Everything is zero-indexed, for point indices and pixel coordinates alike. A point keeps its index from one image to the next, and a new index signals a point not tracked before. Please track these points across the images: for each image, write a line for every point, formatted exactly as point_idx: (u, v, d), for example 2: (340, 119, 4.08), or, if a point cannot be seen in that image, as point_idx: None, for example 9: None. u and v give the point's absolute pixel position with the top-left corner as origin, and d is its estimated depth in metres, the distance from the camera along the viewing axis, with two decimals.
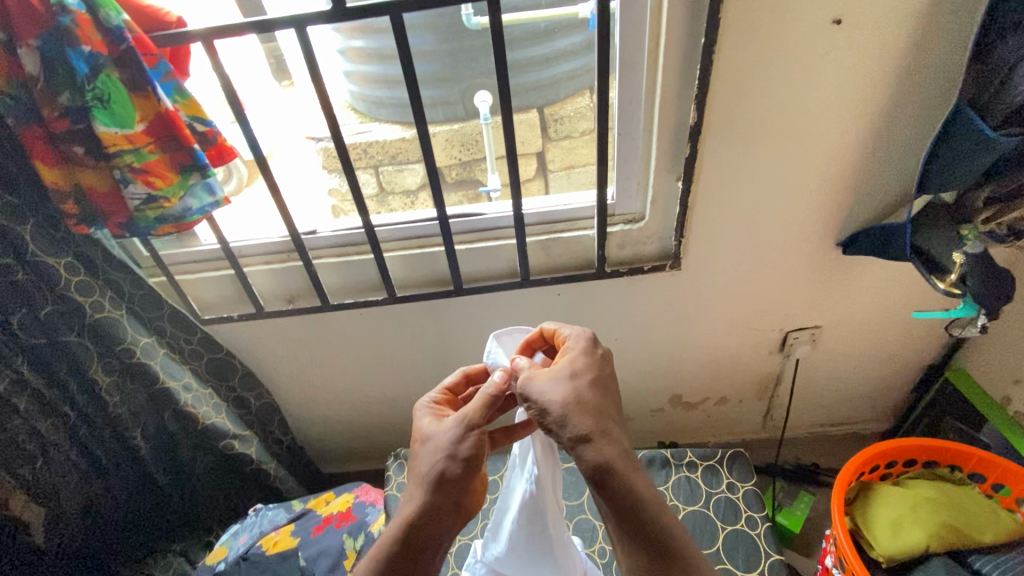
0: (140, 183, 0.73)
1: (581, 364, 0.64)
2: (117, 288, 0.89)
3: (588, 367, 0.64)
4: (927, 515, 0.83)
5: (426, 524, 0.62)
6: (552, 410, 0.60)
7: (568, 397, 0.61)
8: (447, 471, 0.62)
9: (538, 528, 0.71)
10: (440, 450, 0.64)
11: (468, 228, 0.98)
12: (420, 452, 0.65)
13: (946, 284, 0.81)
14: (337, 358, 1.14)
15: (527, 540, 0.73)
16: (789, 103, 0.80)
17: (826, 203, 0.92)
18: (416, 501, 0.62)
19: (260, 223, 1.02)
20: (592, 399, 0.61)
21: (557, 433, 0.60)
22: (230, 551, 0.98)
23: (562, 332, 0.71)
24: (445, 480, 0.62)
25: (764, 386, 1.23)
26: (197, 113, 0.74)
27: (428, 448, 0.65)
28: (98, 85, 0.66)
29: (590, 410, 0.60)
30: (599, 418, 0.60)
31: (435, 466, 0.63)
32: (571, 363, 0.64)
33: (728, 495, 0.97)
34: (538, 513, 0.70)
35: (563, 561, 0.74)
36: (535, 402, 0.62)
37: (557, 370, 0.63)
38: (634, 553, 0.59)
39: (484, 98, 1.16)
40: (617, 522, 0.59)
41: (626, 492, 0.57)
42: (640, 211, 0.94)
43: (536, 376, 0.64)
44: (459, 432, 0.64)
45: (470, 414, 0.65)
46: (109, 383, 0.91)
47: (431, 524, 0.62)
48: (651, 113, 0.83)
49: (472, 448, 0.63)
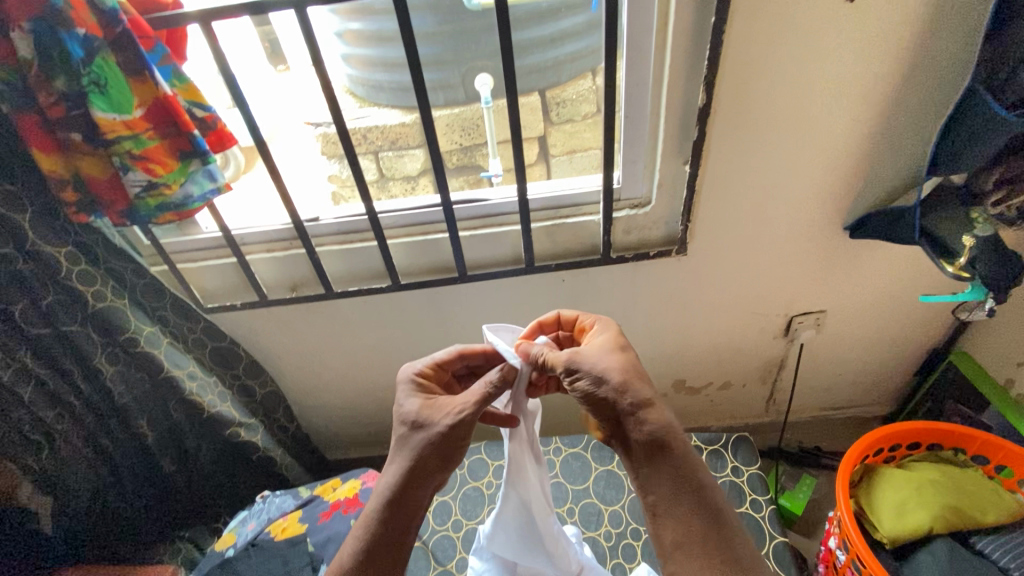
0: (140, 171, 0.71)
1: (616, 339, 0.69)
2: (118, 277, 0.88)
3: (626, 344, 0.69)
4: (931, 497, 0.84)
5: (405, 497, 0.64)
6: (611, 379, 0.63)
7: (620, 368, 0.64)
8: (423, 449, 0.64)
9: (526, 515, 0.74)
10: (427, 430, 0.65)
11: (473, 215, 0.97)
12: (407, 431, 0.67)
13: (955, 266, 0.82)
14: (341, 346, 1.14)
15: (518, 527, 0.75)
16: (799, 85, 0.79)
17: (833, 187, 0.91)
18: (402, 473, 0.64)
19: (261, 210, 1.01)
20: (638, 368, 0.66)
21: (617, 401, 0.62)
22: (239, 537, 0.99)
23: (585, 318, 0.75)
24: (420, 459, 0.64)
25: (768, 371, 1.24)
26: (196, 98, 0.73)
27: (416, 426, 0.66)
28: (94, 69, 0.64)
29: (640, 378, 0.64)
30: (648, 385, 0.64)
31: (423, 442, 0.65)
32: (610, 340, 0.69)
33: (732, 478, 0.98)
34: (524, 500, 0.73)
35: (553, 547, 0.75)
36: (585, 375, 0.64)
37: (599, 348, 0.67)
38: (681, 518, 0.59)
39: (484, 81, 1.14)
40: (667, 488, 0.60)
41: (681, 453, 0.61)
42: (647, 195, 0.93)
43: (581, 351, 0.66)
44: (442, 417, 0.66)
45: (464, 405, 0.66)
46: (114, 373, 0.90)
47: (407, 500, 0.63)
48: (658, 96, 0.81)
49: (459, 429, 0.65)
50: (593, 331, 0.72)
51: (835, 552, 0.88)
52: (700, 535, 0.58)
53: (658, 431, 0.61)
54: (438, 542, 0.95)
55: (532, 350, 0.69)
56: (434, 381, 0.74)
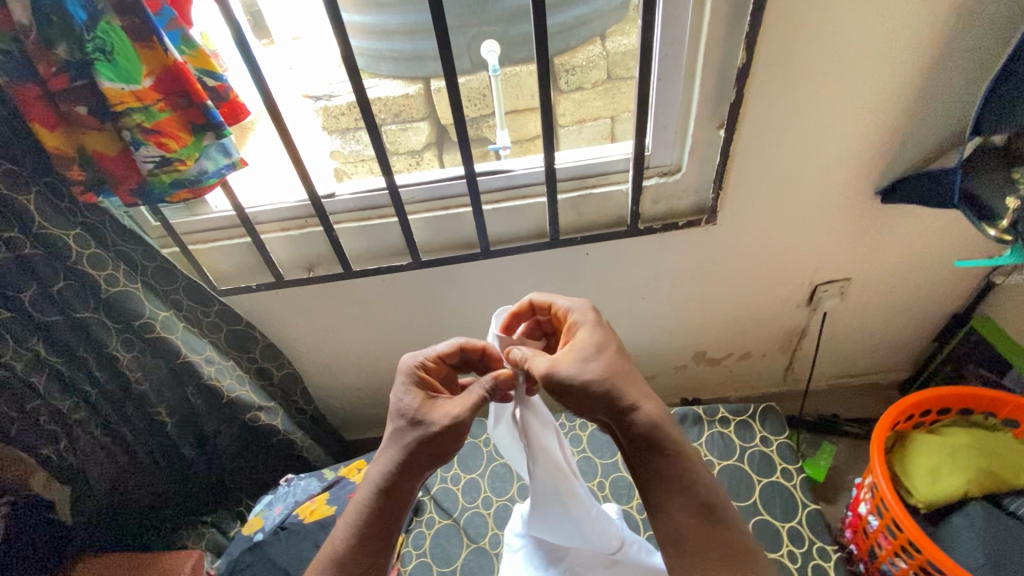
0: (153, 146, 0.67)
1: (599, 336, 0.63)
2: (129, 260, 0.84)
3: (607, 337, 0.64)
4: (965, 461, 0.84)
5: (395, 486, 0.62)
6: (594, 391, 0.59)
7: (603, 375, 0.59)
8: (412, 449, 0.61)
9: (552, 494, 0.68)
10: (421, 427, 0.62)
11: (495, 187, 0.93)
12: (400, 417, 0.64)
13: (999, 230, 0.78)
14: (358, 327, 1.12)
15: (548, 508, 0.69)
16: (842, 41, 0.75)
17: (868, 150, 0.88)
18: (390, 460, 0.62)
19: (273, 187, 0.97)
20: (624, 368, 0.61)
21: (603, 406, 0.59)
22: (267, 521, 0.98)
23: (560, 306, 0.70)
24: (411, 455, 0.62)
25: (788, 340, 1.23)
26: (207, 65, 0.68)
27: (410, 416, 0.63)
28: (98, 35, 0.60)
29: (626, 380, 0.60)
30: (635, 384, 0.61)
31: (414, 434, 0.62)
32: (591, 339, 0.63)
33: (761, 448, 0.98)
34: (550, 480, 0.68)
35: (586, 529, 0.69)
36: (568, 385, 0.59)
37: (580, 352, 0.62)
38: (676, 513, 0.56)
39: (491, 47, 1.07)
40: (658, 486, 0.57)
41: (674, 449, 0.57)
42: (677, 162, 0.90)
43: (558, 363, 0.60)
44: (437, 419, 0.62)
45: (460, 414, 0.62)
46: (130, 360, 0.87)
47: (394, 494, 0.61)
48: (695, 56, 0.77)
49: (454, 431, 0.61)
50: (569, 328, 0.67)
51: (867, 518, 0.89)
52: (692, 532, 0.55)
53: (647, 428, 0.57)
54: (470, 519, 0.95)
55: (518, 354, 0.65)
56: (435, 375, 0.69)
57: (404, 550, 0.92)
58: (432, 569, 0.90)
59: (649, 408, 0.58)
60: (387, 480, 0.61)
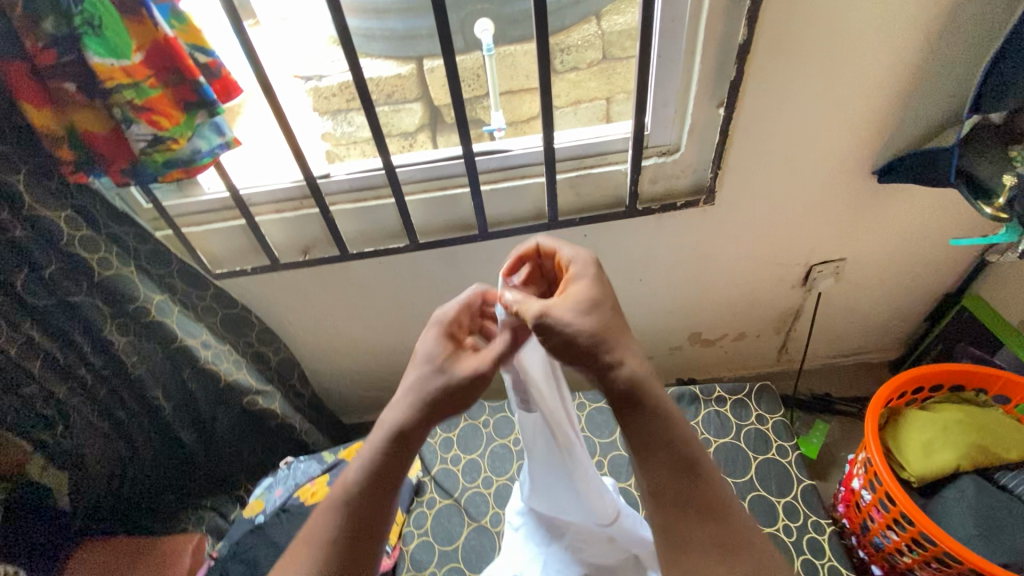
0: (145, 124, 0.65)
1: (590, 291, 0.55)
2: (121, 242, 0.82)
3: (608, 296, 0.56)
4: (956, 436, 0.86)
5: (411, 431, 0.58)
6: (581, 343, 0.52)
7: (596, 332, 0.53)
8: (433, 396, 0.58)
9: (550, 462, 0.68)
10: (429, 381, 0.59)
11: (493, 166, 0.92)
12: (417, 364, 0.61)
13: (994, 208, 0.79)
14: (355, 310, 1.11)
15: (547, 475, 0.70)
16: (843, 16, 0.74)
17: (866, 128, 0.88)
18: (408, 403, 0.58)
19: (266, 168, 0.95)
20: (617, 325, 0.55)
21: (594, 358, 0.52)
22: (268, 503, 0.98)
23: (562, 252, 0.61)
24: (433, 399, 0.58)
25: (783, 320, 1.24)
26: (198, 41, 0.66)
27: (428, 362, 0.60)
28: (86, 8, 0.58)
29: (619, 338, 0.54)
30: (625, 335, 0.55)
31: (437, 376, 0.59)
32: (588, 293, 0.55)
33: (757, 426, 0.99)
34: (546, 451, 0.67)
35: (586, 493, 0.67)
36: (558, 336, 0.53)
37: (569, 305, 0.54)
38: (656, 465, 0.52)
39: (484, 26, 1.09)
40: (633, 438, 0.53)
41: (654, 399, 0.52)
42: (676, 141, 0.89)
43: (551, 310, 0.54)
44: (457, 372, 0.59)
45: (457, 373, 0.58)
46: (125, 344, 0.86)
47: (410, 441, 0.57)
48: (694, 33, 0.76)
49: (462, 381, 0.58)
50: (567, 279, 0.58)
51: (860, 493, 0.91)
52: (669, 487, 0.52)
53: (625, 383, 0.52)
54: (471, 498, 0.96)
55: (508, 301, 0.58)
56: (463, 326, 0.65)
57: (406, 530, 0.93)
58: (434, 548, 0.91)
59: (634, 366, 0.52)
60: (403, 427, 0.57)
